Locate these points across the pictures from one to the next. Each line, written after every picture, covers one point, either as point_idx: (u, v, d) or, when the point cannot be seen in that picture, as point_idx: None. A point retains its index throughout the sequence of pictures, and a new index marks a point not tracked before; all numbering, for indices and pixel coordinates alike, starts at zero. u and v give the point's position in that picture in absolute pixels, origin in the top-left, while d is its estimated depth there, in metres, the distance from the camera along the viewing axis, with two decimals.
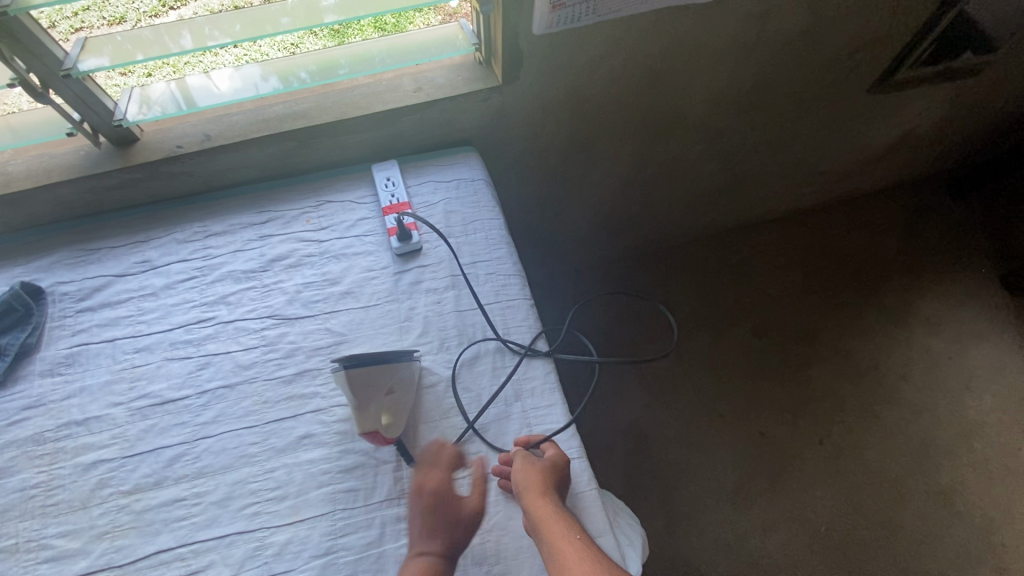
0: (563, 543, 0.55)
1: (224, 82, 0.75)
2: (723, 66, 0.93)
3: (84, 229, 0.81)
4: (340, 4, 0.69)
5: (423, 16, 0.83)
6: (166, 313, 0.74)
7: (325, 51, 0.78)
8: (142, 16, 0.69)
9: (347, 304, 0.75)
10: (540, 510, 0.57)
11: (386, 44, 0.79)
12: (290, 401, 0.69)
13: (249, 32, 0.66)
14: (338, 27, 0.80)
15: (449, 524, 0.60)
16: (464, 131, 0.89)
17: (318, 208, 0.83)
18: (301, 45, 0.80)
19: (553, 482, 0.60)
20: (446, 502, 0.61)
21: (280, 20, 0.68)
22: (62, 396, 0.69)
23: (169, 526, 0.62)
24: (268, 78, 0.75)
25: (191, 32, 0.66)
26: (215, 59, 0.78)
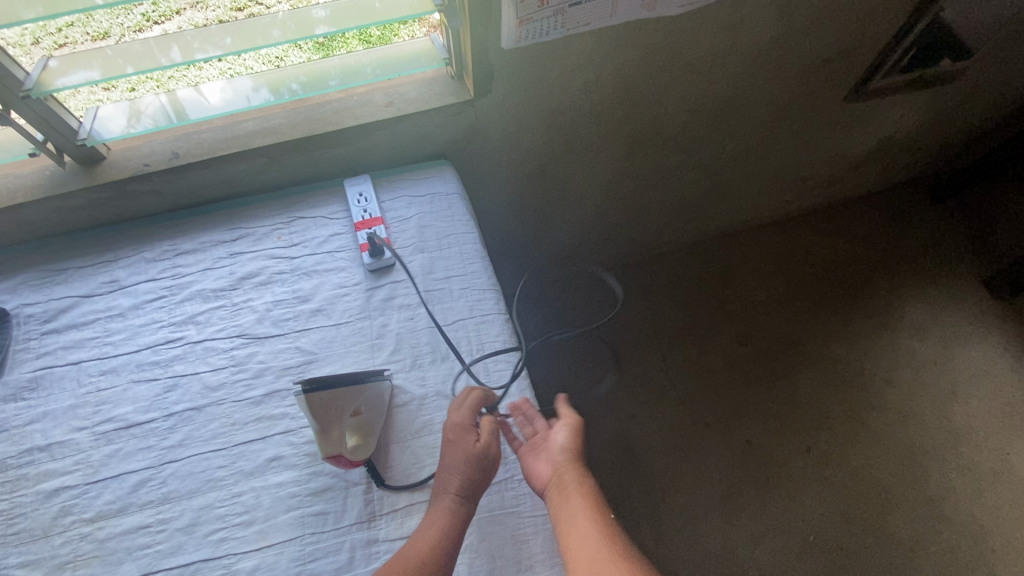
0: (583, 507, 0.58)
1: (213, 96, 0.74)
2: (698, 78, 0.94)
3: (50, 249, 0.79)
4: (330, 15, 0.68)
5: (408, 29, 0.82)
6: (134, 334, 0.73)
7: (313, 63, 0.77)
8: (127, 31, 0.68)
9: (318, 322, 0.74)
10: (565, 472, 0.62)
11: (375, 56, 0.79)
12: (259, 423, 0.67)
13: (240, 45, 0.65)
14: (322, 40, 0.78)
15: (467, 464, 0.61)
16: (439, 145, 0.89)
17: (289, 224, 0.82)
18: (285, 59, 0.78)
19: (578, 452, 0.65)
20: (463, 443, 0.62)
21: (269, 33, 0.67)
22: (25, 421, 0.68)
23: (132, 554, 0.60)
24: (259, 90, 0.75)
25: (179, 45, 0.65)
26: (199, 73, 0.76)
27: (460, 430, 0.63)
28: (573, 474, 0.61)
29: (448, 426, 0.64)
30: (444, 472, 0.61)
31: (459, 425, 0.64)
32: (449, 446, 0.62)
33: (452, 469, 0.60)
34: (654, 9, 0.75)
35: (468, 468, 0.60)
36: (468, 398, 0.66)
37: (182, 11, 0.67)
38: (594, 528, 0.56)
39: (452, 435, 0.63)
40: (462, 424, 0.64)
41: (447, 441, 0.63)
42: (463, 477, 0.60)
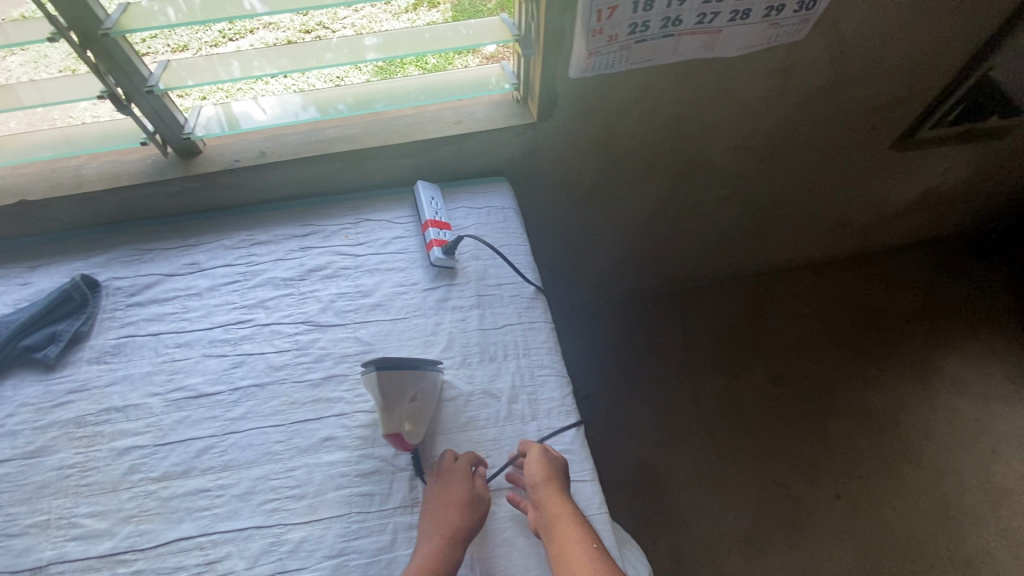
0: (578, 543, 0.58)
1: (266, 110, 0.81)
2: (749, 116, 0.98)
3: (140, 231, 0.87)
4: (382, 43, 0.75)
5: (463, 58, 0.87)
6: (208, 312, 0.79)
7: (365, 85, 0.83)
8: (204, 45, 0.77)
9: (377, 316, 0.79)
10: (553, 506, 0.61)
11: (421, 82, 0.84)
12: (315, 404, 0.72)
13: (296, 65, 0.73)
14: (382, 66, 0.84)
15: (462, 504, 0.62)
16: (498, 162, 0.94)
17: (356, 225, 0.88)
18: (345, 79, 0.85)
19: (562, 481, 0.63)
20: (459, 486, 0.63)
21: (323, 56, 0.74)
22: (106, 382, 0.74)
23: (191, 515, 0.65)
24: (307, 108, 0.81)
25: (239, 63, 0.72)
26: (264, 87, 0.84)
27: (455, 475, 0.64)
28: (561, 507, 0.61)
29: (444, 469, 0.65)
30: (434, 517, 0.61)
31: (455, 469, 0.65)
32: (445, 488, 0.63)
33: (447, 510, 0.61)
34: (713, 49, 0.81)
35: (461, 511, 0.61)
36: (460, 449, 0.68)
37: (255, 31, 0.77)
38: (584, 561, 0.56)
39: (450, 477, 0.64)
40: (458, 468, 0.65)
41: (440, 485, 0.64)
42: (456, 520, 0.61)
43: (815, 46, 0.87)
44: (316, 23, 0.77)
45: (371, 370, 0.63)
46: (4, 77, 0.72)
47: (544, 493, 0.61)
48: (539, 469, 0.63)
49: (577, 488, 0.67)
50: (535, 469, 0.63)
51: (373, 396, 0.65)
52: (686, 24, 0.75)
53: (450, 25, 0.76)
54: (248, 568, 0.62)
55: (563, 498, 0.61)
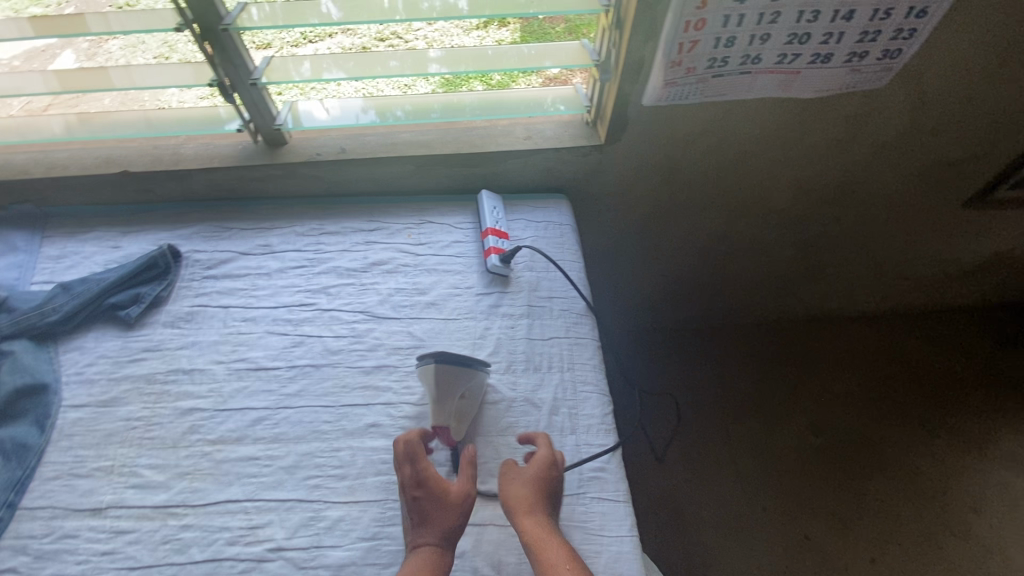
0: (554, 566, 0.56)
1: (330, 113, 0.86)
2: (816, 157, 0.97)
3: (222, 210, 0.93)
4: (445, 56, 0.79)
5: (527, 79, 0.90)
6: (276, 292, 0.84)
7: (427, 96, 0.88)
8: (286, 44, 0.83)
9: (430, 314, 0.83)
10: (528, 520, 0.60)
11: (480, 97, 0.88)
12: (365, 390, 0.76)
13: (361, 70, 0.78)
14: (449, 79, 0.88)
15: (446, 515, 0.61)
16: (561, 180, 0.97)
17: (419, 226, 0.92)
18: (412, 89, 0.89)
19: (538, 489, 0.62)
20: (439, 494, 0.62)
21: (388, 63, 0.79)
22: (177, 345, 0.79)
23: (241, 480, 0.69)
24: (367, 112, 0.86)
25: (310, 63, 0.79)
26: (337, 88, 0.89)
27: (429, 484, 0.62)
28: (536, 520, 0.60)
29: (411, 481, 0.62)
30: (420, 528, 0.60)
31: (427, 475, 0.62)
32: (421, 503, 0.61)
33: (428, 522, 0.60)
34: (789, 90, 0.81)
35: (446, 518, 0.60)
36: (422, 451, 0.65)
37: (334, 36, 0.81)
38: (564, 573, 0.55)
39: (422, 490, 0.61)
40: (430, 474, 0.63)
41: (419, 497, 0.61)
42: (440, 528, 0.60)
43: (893, 94, 0.86)
44: (390, 33, 0.81)
45: (429, 362, 0.67)
46: (104, 58, 0.80)
47: (517, 508, 0.61)
48: (513, 482, 0.63)
49: (609, 507, 0.67)
50: (509, 482, 0.63)
51: (427, 387, 0.69)
52: (765, 63, 0.76)
53: (511, 47, 0.80)
54: (287, 538, 0.65)
55: (537, 512, 0.61)
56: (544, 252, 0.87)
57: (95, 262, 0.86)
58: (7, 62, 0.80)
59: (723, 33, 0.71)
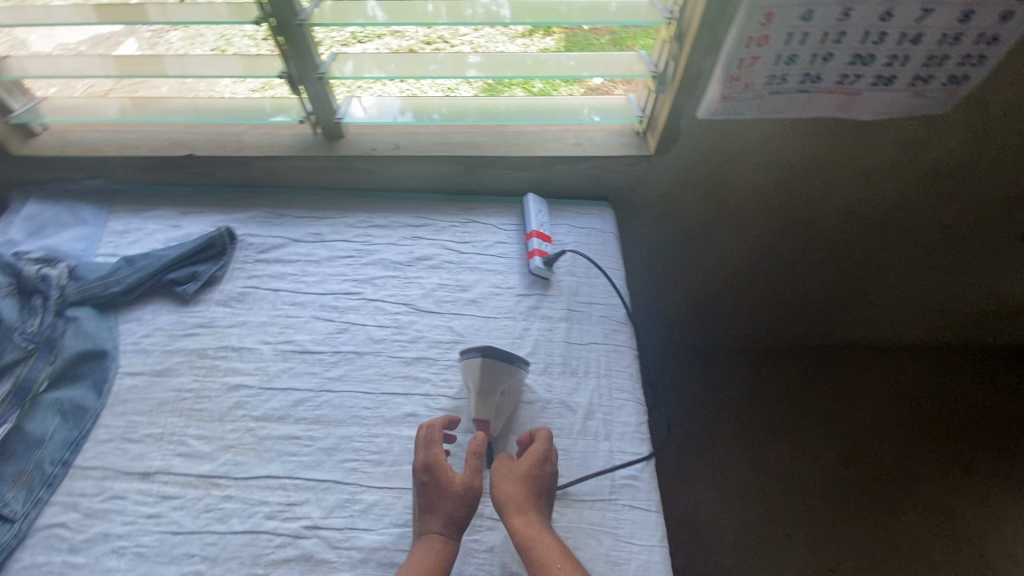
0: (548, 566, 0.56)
1: (363, 111, 0.90)
2: (867, 181, 0.96)
3: (277, 197, 0.97)
4: (484, 62, 0.81)
5: (568, 87, 0.92)
6: (324, 280, 0.87)
7: (469, 99, 0.90)
8: (336, 44, 0.86)
9: (470, 311, 0.84)
10: (520, 519, 0.60)
11: (515, 102, 0.89)
12: (404, 380, 0.78)
13: (402, 71, 0.80)
14: (491, 84, 0.92)
15: (450, 502, 0.62)
16: (606, 188, 0.97)
17: (465, 225, 0.94)
18: (454, 91, 0.92)
19: (530, 488, 0.63)
20: (443, 481, 0.63)
21: (428, 66, 0.81)
22: (228, 323, 0.83)
23: (282, 457, 0.71)
24: (405, 113, 0.88)
25: (353, 63, 0.83)
26: (383, 88, 0.95)
27: (436, 470, 0.64)
28: (528, 519, 0.60)
29: (420, 466, 0.64)
30: (426, 515, 0.61)
31: (436, 461, 0.64)
32: (426, 488, 0.63)
33: (432, 509, 0.61)
34: (847, 111, 0.80)
35: (451, 506, 0.61)
36: (434, 438, 0.67)
37: (382, 37, 0.85)
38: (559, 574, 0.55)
39: (428, 476, 0.63)
40: (439, 459, 0.65)
41: (425, 483, 0.63)
42: (444, 515, 0.61)
43: (953, 122, 0.84)
44: (438, 37, 0.85)
45: (476, 355, 0.70)
46: (165, 48, 0.84)
47: (510, 506, 0.61)
48: (506, 479, 0.63)
49: (640, 516, 0.67)
50: (501, 479, 0.64)
51: (470, 379, 0.72)
52: (825, 83, 0.76)
53: (552, 56, 0.81)
54: (323, 517, 0.67)
55: (530, 511, 0.61)
56: (588, 256, 0.89)
57: (156, 240, 0.91)
58: (75, 46, 0.84)
59: (785, 51, 0.71)
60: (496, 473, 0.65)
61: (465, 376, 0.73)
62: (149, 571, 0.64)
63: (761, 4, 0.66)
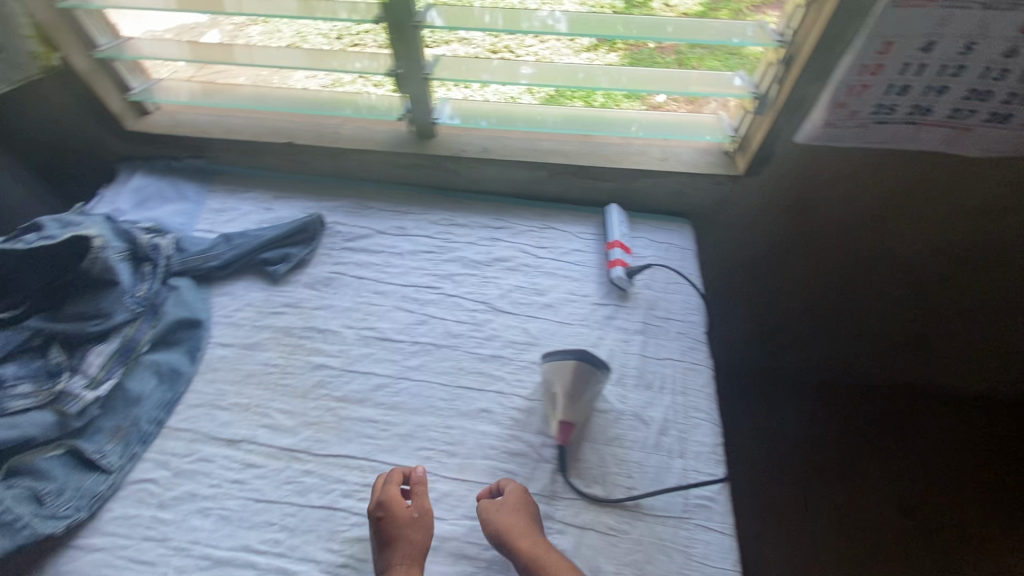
0: None
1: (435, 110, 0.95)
2: (974, 219, 0.92)
3: (366, 190, 1.00)
4: (535, 75, 0.82)
5: (629, 103, 0.92)
6: (406, 272, 0.90)
7: (536, 108, 0.92)
8: None
9: (546, 315, 0.85)
10: (524, 542, 0.62)
11: (558, 112, 0.92)
12: (479, 375, 0.79)
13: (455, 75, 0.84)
14: (552, 95, 0.94)
15: (406, 532, 0.62)
16: (686, 205, 0.97)
17: (543, 230, 0.95)
18: (517, 100, 0.94)
19: (525, 515, 0.64)
20: (399, 513, 0.63)
21: (481, 75, 0.83)
22: (315, 305, 0.86)
23: (360, 438, 0.74)
24: (452, 117, 0.93)
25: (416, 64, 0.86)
26: (447, 90, 0.96)
27: (390, 505, 0.64)
28: (532, 541, 0.62)
29: (375, 504, 0.65)
30: (389, 551, 0.61)
31: (389, 496, 0.65)
32: (382, 523, 0.63)
33: (391, 542, 0.62)
34: (955, 145, 0.78)
35: (410, 535, 0.62)
36: (391, 476, 0.68)
37: (450, 43, 0.89)
38: None
39: (383, 511, 0.64)
40: (392, 495, 0.65)
41: (382, 519, 0.63)
42: (406, 545, 0.62)
43: None
44: (504, 46, 0.87)
45: (573, 359, 0.70)
46: (243, 41, 0.90)
47: (511, 533, 0.62)
48: (500, 509, 0.64)
49: (713, 538, 0.66)
50: (491, 511, 0.64)
51: (559, 382, 0.71)
52: (934, 116, 0.74)
53: (608, 69, 0.82)
54: None
55: (532, 534, 0.63)
56: (673, 267, 0.89)
57: (250, 220, 0.95)
58: (161, 33, 0.90)
59: (898, 81, 0.71)
60: (486, 507, 0.65)
61: (550, 378, 0.73)
62: (232, 533, 0.67)
63: (883, 32, 0.66)
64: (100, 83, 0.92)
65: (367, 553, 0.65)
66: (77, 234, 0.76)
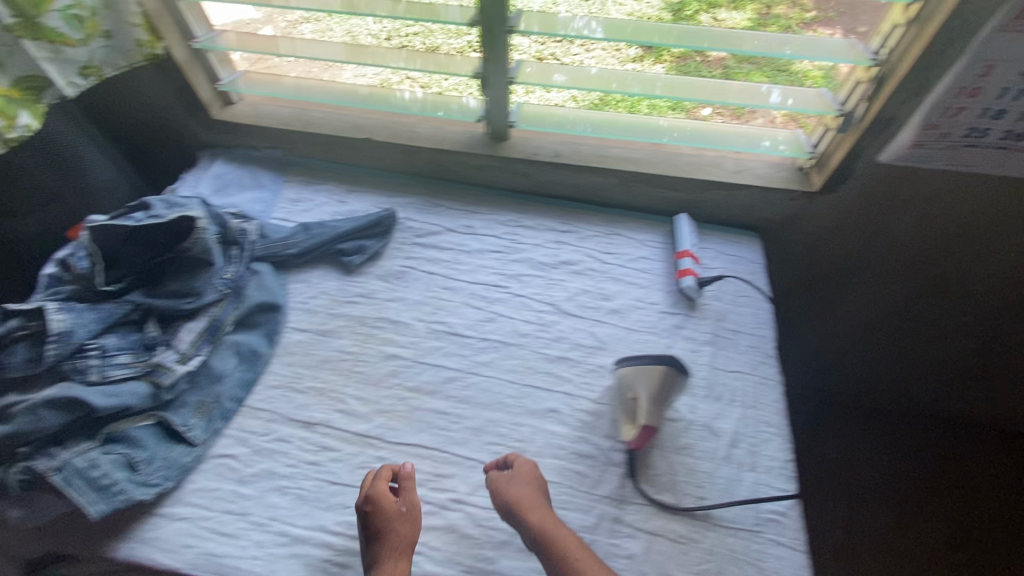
0: (578, 553, 0.60)
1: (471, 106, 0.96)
2: None
3: (437, 188, 1.03)
4: (566, 79, 0.85)
5: (674, 113, 0.94)
6: (474, 269, 0.92)
7: (574, 111, 0.93)
8: (451, 49, 0.93)
9: (613, 320, 0.86)
10: (535, 512, 0.63)
11: (588, 119, 0.93)
12: (547, 376, 0.80)
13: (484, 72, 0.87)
14: (596, 102, 0.95)
15: (394, 525, 0.63)
16: (756, 219, 0.97)
17: (609, 237, 0.96)
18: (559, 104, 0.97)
19: (535, 486, 0.66)
20: (387, 508, 0.64)
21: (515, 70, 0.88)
22: (387, 297, 0.88)
23: (432, 429, 0.75)
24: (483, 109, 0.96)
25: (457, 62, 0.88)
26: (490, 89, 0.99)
27: (378, 500, 0.64)
28: (542, 513, 0.63)
29: (364, 498, 0.65)
30: (377, 544, 0.62)
31: (378, 491, 0.66)
32: (371, 517, 0.63)
33: (379, 538, 0.62)
34: None
35: (398, 529, 0.63)
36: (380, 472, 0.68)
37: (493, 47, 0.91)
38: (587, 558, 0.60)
39: (371, 505, 0.64)
40: (379, 491, 0.66)
41: (371, 513, 0.64)
42: (394, 537, 0.62)
43: None
44: (549, 54, 0.91)
45: (664, 363, 0.71)
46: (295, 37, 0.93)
47: (523, 504, 0.64)
48: (510, 482, 0.66)
49: (786, 553, 0.65)
50: (502, 484, 0.66)
51: (643, 386, 0.72)
52: None
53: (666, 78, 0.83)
54: (469, 493, 0.70)
55: (541, 506, 0.64)
56: (746, 278, 0.90)
57: (325, 212, 0.98)
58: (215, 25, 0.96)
59: (995, 105, 0.70)
60: (497, 481, 0.67)
61: (632, 380, 0.73)
62: (308, 513, 0.69)
63: (985, 56, 0.66)
64: (194, 73, 0.97)
65: (439, 542, 0.66)
66: (184, 215, 0.79)
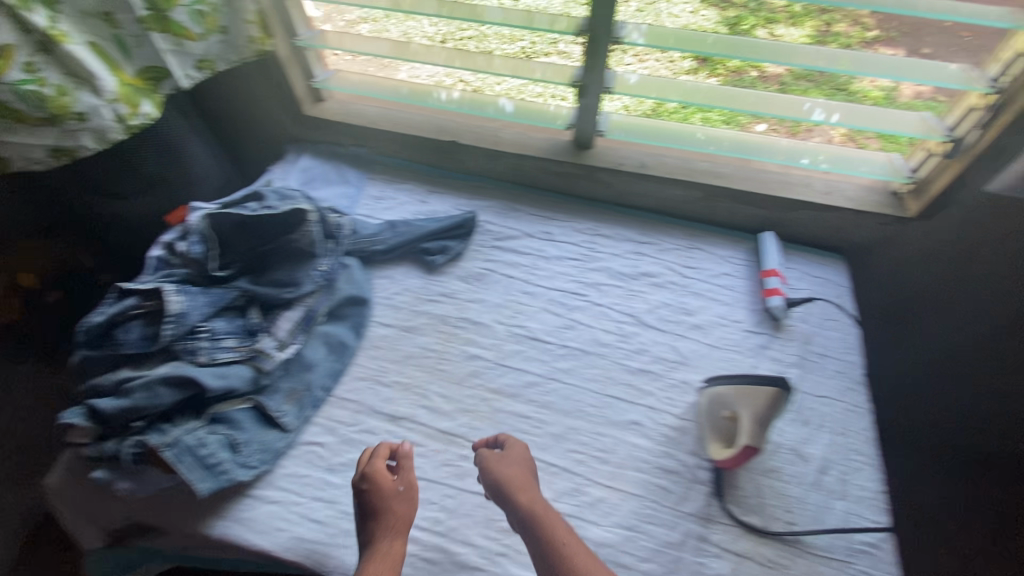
0: (567, 539, 0.59)
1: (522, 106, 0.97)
2: None
3: (517, 193, 1.03)
4: (622, 83, 0.87)
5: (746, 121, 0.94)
6: (553, 276, 0.92)
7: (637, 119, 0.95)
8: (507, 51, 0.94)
9: (694, 336, 0.85)
10: (524, 497, 0.63)
11: (641, 124, 0.94)
12: (629, 387, 0.80)
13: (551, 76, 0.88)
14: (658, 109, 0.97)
15: (389, 502, 0.64)
16: (842, 242, 0.95)
17: (689, 251, 0.95)
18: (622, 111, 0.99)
19: (524, 472, 0.66)
20: (385, 485, 0.65)
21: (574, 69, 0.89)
22: (468, 297, 0.90)
23: (514, 432, 0.76)
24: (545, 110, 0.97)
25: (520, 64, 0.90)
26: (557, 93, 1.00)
27: (376, 478, 0.65)
28: (531, 497, 0.63)
29: (361, 474, 0.66)
30: (373, 520, 0.62)
31: (375, 469, 0.66)
32: (365, 493, 0.64)
33: (373, 515, 0.63)
34: None
35: (394, 505, 0.64)
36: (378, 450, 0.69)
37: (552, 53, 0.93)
38: (576, 544, 0.59)
39: (368, 483, 0.65)
40: (376, 468, 0.66)
41: (366, 488, 0.65)
42: (391, 513, 0.63)
43: None
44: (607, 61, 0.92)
45: (769, 386, 0.68)
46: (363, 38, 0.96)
47: (512, 490, 0.64)
48: (501, 466, 0.67)
49: None
50: (492, 469, 0.67)
51: (743, 405, 0.70)
52: None
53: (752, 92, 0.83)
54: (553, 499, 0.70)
55: (530, 491, 0.64)
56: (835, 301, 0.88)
57: (407, 210, 1.00)
58: None
59: None
60: (488, 465, 0.67)
61: (732, 398, 0.72)
62: None
63: None
64: (293, 71, 1.00)
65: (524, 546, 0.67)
66: (297, 207, 0.83)
